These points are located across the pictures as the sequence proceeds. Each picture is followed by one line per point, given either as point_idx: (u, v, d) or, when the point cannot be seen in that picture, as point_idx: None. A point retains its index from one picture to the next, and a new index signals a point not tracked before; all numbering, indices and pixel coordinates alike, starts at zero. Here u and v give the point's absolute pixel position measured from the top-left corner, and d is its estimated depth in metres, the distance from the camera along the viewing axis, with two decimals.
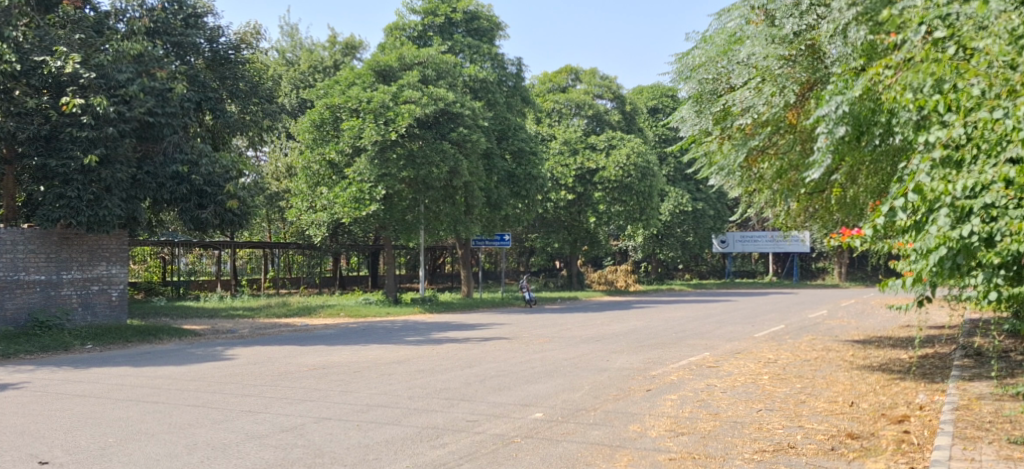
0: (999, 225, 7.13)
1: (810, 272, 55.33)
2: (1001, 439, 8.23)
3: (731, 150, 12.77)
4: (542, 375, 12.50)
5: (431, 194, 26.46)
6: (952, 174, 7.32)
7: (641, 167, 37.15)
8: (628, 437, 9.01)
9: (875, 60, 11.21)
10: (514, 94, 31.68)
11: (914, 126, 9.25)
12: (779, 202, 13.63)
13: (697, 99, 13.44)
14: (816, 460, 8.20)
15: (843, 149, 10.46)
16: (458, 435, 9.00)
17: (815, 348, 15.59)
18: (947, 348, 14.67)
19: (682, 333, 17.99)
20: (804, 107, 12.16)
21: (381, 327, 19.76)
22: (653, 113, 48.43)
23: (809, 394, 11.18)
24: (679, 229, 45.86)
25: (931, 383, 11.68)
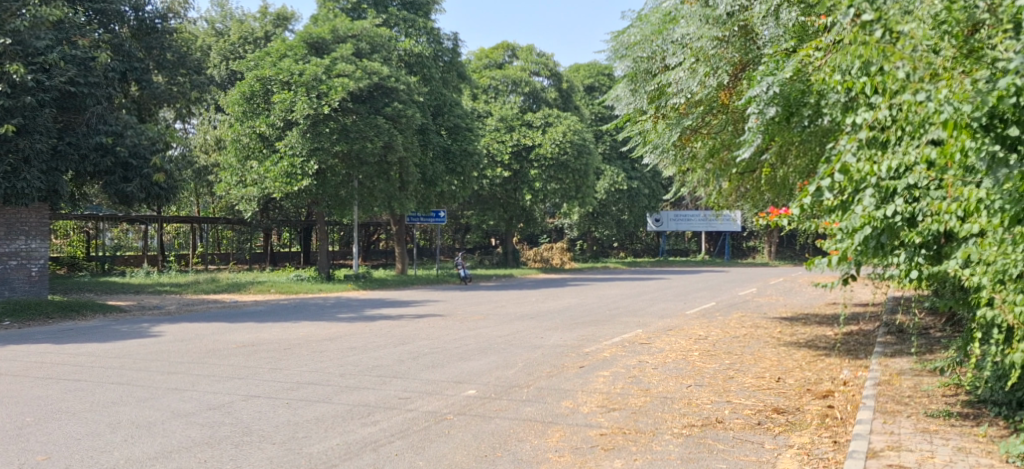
0: (921, 206, 7.38)
1: (740, 251, 56.28)
2: (919, 412, 8.46)
3: (665, 130, 12.99)
4: (475, 352, 12.49)
5: (366, 169, 26.14)
6: (878, 155, 7.43)
7: (578, 145, 37.28)
8: (560, 413, 9.04)
9: (807, 42, 11.31)
10: (450, 70, 31.42)
11: (842, 108, 9.41)
12: (712, 182, 13.79)
13: (632, 78, 13.56)
14: (743, 435, 8.32)
15: (773, 130, 10.66)
16: (390, 413, 8.95)
17: (744, 325, 15.83)
18: (871, 325, 15.04)
19: (615, 311, 18.11)
20: (736, 88, 12.19)
21: (313, 303, 19.59)
22: (589, 91, 48.63)
23: (736, 370, 11.35)
24: (614, 208, 46.30)
25: (855, 360, 11.95)
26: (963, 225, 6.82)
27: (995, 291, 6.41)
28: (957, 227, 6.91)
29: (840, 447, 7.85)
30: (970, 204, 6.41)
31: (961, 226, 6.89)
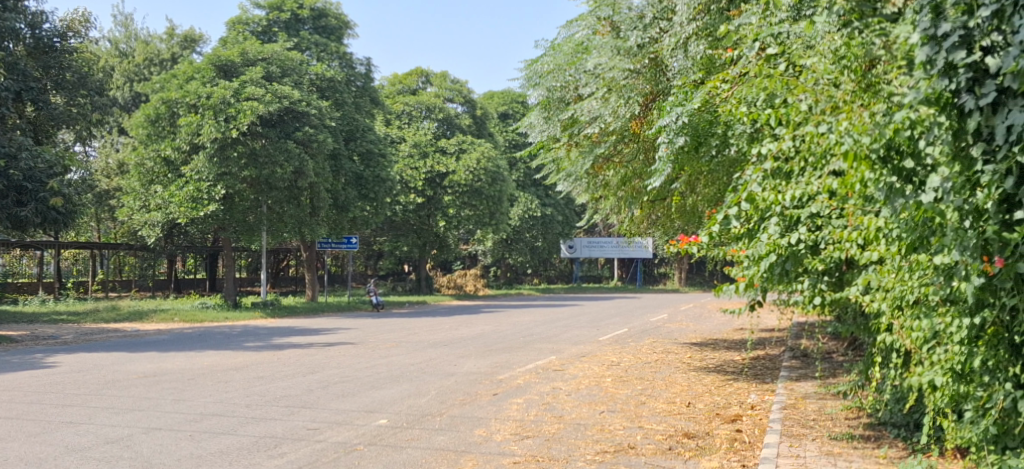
0: (823, 234, 7.56)
1: (653, 277, 57.14)
2: (823, 436, 8.60)
3: (578, 157, 13.33)
4: (387, 381, 12.32)
5: (275, 194, 25.65)
6: (782, 185, 7.53)
7: (491, 172, 37.65)
8: (473, 442, 8.94)
9: (714, 75, 11.44)
10: (363, 94, 31.40)
11: (748, 139, 9.60)
12: (624, 208, 14.09)
13: (546, 106, 13.74)
14: (655, 460, 8.34)
15: (683, 159, 10.89)
16: (297, 444, 8.73)
17: (656, 350, 15.99)
18: (776, 349, 15.39)
19: (529, 337, 18.09)
20: (648, 118, 12.28)
21: (219, 332, 19.11)
22: (503, 118, 49.05)
23: (648, 396, 11.41)
24: (528, 234, 46.54)
25: (761, 384, 12.16)
26: (864, 253, 6.99)
27: (894, 317, 6.52)
28: (858, 254, 7.09)
29: None
30: (870, 231, 6.49)
31: (860, 254, 7.05)
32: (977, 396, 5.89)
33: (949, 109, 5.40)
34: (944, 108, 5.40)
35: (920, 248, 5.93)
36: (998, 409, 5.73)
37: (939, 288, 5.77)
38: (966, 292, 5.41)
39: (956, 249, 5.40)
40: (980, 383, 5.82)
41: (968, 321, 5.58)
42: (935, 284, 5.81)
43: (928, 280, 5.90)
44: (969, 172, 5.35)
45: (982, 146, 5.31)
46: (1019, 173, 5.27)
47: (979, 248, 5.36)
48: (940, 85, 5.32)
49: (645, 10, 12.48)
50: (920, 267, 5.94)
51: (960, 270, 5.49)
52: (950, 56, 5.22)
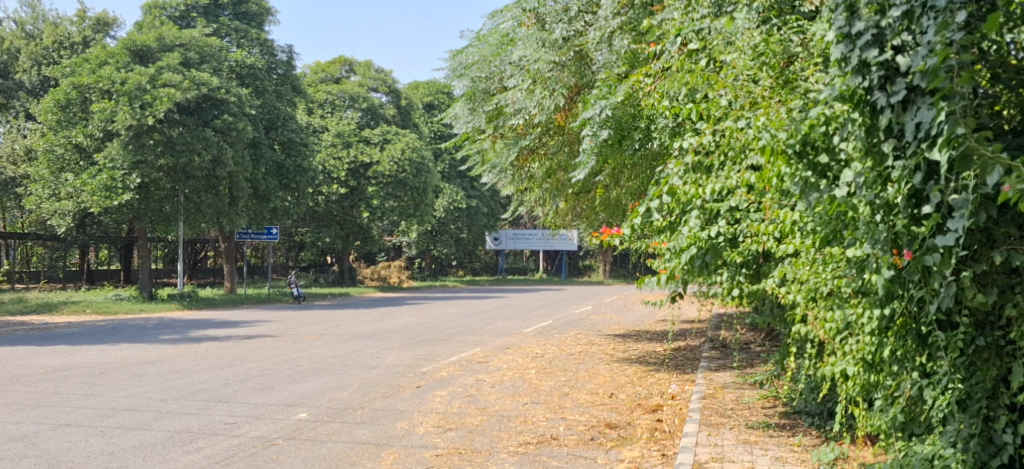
0: (741, 227, 7.62)
1: (578, 269, 57.50)
2: (740, 425, 8.70)
3: (503, 149, 13.18)
4: (307, 374, 12.13)
5: (193, 184, 25.11)
6: (703, 178, 7.56)
7: (416, 163, 37.46)
8: (395, 435, 8.83)
9: (637, 69, 11.32)
10: (284, 83, 30.87)
11: (670, 132, 9.70)
12: (548, 200, 14.19)
13: (471, 96, 13.65)
14: (577, 450, 8.34)
15: (607, 152, 10.94)
16: (214, 439, 8.53)
17: (579, 342, 16.06)
18: (696, 341, 15.59)
19: (453, 330, 18.00)
20: (572, 110, 12.50)
21: (133, 325, 18.61)
22: (428, 109, 48.85)
23: (571, 387, 11.43)
24: (453, 226, 46.47)
25: (682, 374, 12.29)
26: (780, 245, 7.09)
27: (808, 308, 6.62)
28: (774, 247, 7.19)
29: (668, 460, 7.98)
30: (787, 225, 6.58)
31: (776, 246, 7.15)
32: (887, 384, 5.92)
33: (863, 106, 5.42)
34: (857, 104, 5.44)
35: (833, 241, 6.01)
36: (904, 398, 5.73)
37: (852, 280, 5.82)
38: (877, 284, 5.41)
39: (867, 242, 5.41)
40: (888, 372, 5.82)
41: (877, 312, 5.53)
42: (848, 277, 5.87)
43: (841, 272, 5.95)
44: (881, 167, 5.38)
45: (892, 142, 5.31)
46: (928, 169, 5.29)
47: (890, 241, 5.32)
48: (854, 82, 5.37)
49: (570, 4, 12.57)
50: (833, 260, 6.01)
51: (872, 263, 5.47)
52: (863, 54, 5.26)
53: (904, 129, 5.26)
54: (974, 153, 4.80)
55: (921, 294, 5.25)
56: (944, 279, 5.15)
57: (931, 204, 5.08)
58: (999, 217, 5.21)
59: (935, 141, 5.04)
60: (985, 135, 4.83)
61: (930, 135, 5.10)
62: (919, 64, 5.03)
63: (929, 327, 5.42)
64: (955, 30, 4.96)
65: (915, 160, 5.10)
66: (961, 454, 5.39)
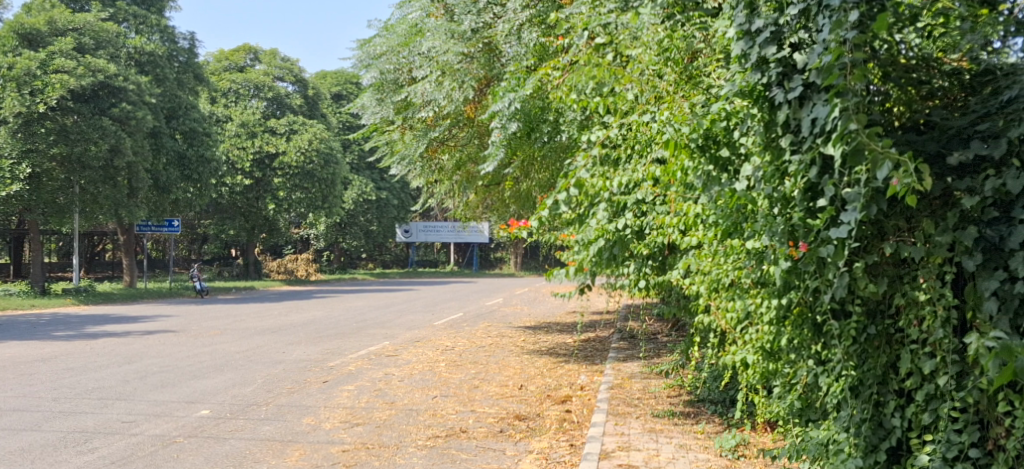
0: (648, 219, 7.64)
1: (489, 262, 57.63)
2: (647, 414, 8.75)
3: (413, 140, 13.05)
4: (210, 370, 11.79)
5: (89, 174, 24.22)
6: (610, 172, 7.58)
7: (323, 153, 36.89)
8: (301, 431, 8.63)
9: (546, 62, 11.43)
10: (186, 71, 30.02)
11: (579, 126, 9.71)
12: (458, 192, 14.16)
13: (379, 88, 13.40)
14: (485, 443, 8.27)
15: (515, 144, 11.05)
16: (110, 439, 8.20)
17: (490, 334, 16.04)
18: (606, 332, 15.73)
19: (362, 323, 17.78)
20: (482, 102, 12.49)
21: (24, 321, 17.87)
22: (336, 99, 48.25)
23: (481, 379, 11.37)
24: (362, 218, 46.07)
25: (591, 365, 12.36)
26: (684, 238, 7.14)
27: (711, 298, 6.69)
28: (678, 240, 7.24)
29: (576, 450, 7.97)
30: (689, 218, 6.64)
31: (680, 239, 7.21)
32: (785, 372, 6.02)
33: (761, 102, 5.44)
34: (757, 100, 5.44)
35: (734, 233, 6.04)
36: (802, 385, 5.74)
37: (751, 271, 5.87)
38: (774, 276, 5.40)
39: (766, 234, 5.42)
40: (786, 360, 5.88)
41: (773, 303, 5.51)
42: (747, 267, 5.93)
43: (741, 264, 6.00)
44: (779, 161, 5.38)
45: (790, 137, 5.29)
46: (824, 163, 5.26)
47: (786, 234, 5.32)
48: (753, 79, 5.37)
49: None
50: (734, 251, 6.04)
51: (770, 254, 5.49)
52: (762, 51, 5.26)
53: (801, 124, 5.23)
54: (865, 148, 4.59)
55: (816, 285, 5.25)
56: (838, 271, 5.05)
57: (825, 197, 5.05)
58: (888, 210, 5.04)
59: (830, 137, 4.98)
60: (877, 130, 4.63)
61: (825, 131, 5.05)
62: (816, 62, 4.93)
63: (823, 317, 5.35)
64: (849, 28, 4.78)
65: (810, 155, 5.06)
66: (853, 438, 5.30)
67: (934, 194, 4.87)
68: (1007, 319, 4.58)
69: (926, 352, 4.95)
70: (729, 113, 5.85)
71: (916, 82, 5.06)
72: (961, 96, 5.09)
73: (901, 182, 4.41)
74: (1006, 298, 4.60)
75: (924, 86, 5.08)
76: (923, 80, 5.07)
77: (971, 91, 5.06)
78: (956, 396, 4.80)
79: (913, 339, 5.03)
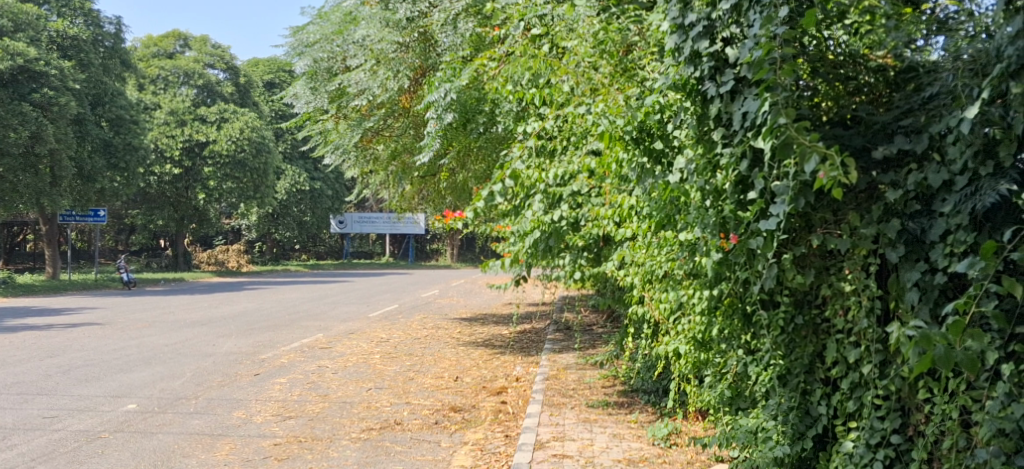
0: (583, 211, 7.60)
1: (425, 253, 57.44)
2: (581, 404, 8.74)
3: (347, 130, 12.79)
4: (137, 363, 11.49)
5: (8, 162, 23.33)
6: (546, 163, 7.53)
7: (256, 142, 36.29)
8: (231, 425, 8.44)
9: (482, 53, 11.38)
10: (112, 56, 29.14)
11: (515, 117, 9.65)
12: (393, 183, 13.97)
13: (312, 76, 13.15)
14: (420, 435, 8.17)
15: (451, 134, 10.91)
16: (31, 435, 7.92)
17: (425, 326, 15.92)
18: (542, 323, 15.73)
19: (295, 315, 17.52)
20: (416, 92, 12.36)
21: None
22: (269, 87, 47.56)
23: (416, 372, 11.26)
24: (296, 209, 45.49)
25: (527, 356, 12.32)
26: (619, 229, 7.12)
27: (645, 289, 6.70)
28: (613, 231, 7.23)
29: (511, 441, 7.92)
30: (624, 209, 6.61)
31: (615, 230, 7.19)
32: (716, 361, 6.05)
33: (694, 95, 5.44)
34: (689, 94, 5.45)
35: (668, 225, 6.04)
36: (732, 374, 5.76)
37: (684, 262, 5.86)
38: (706, 268, 5.40)
39: (698, 226, 5.41)
40: (717, 350, 5.91)
41: (704, 293, 5.51)
42: (680, 259, 5.92)
43: (675, 255, 6.01)
44: (711, 154, 5.37)
45: (722, 130, 5.28)
46: (755, 156, 5.25)
47: (718, 225, 5.31)
48: (686, 72, 5.37)
49: None
50: (667, 243, 6.04)
51: (702, 245, 5.49)
52: (695, 45, 5.22)
53: (733, 117, 5.20)
54: (794, 142, 4.58)
55: (746, 276, 5.24)
56: (767, 262, 5.07)
57: (755, 190, 5.02)
58: (816, 202, 5.02)
59: (761, 130, 4.96)
60: (806, 124, 4.62)
61: (755, 124, 5.04)
62: (747, 56, 4.90)
63: (753, 307, 5.36)
64: (779, 24, 4.79)
65: (741, 148, 5.05)
66: (781, 426, 5.31)
67: (860, 187, 4.82)
68: (927, 309, 4.52)
69: (851, 342, 4.91)
70: (662, 106, 5.84)
71: (842, 78, 5.09)
72: (887, 92, 5.03)
73: (827, 175, 4.36)
74: (927, 289, 4.54)
75: (851, 82, 5.08)
76: (850, 76, 5.08)
77: (896, 87, 4.97)
78: (878, 384, 4.73)
79: (839, 329, 5.01)
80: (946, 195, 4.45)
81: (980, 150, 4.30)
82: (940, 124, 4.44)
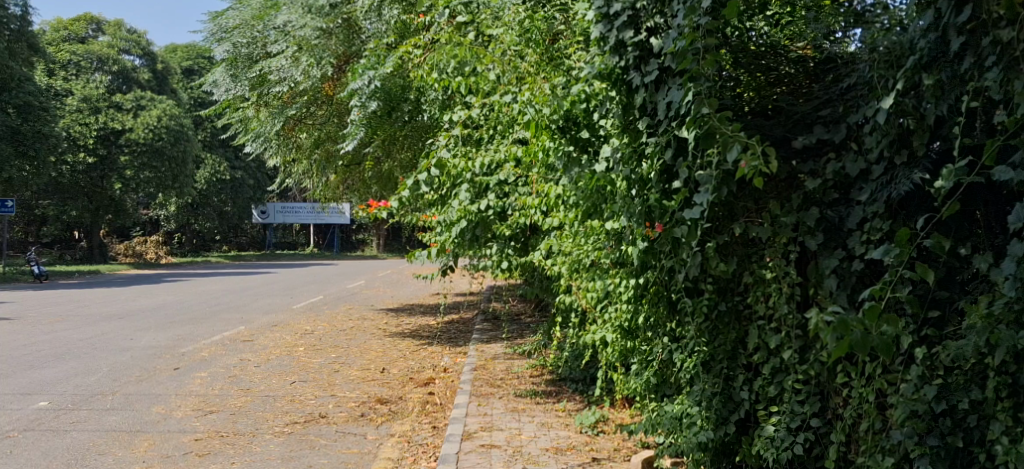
0: (510, 201, 7.58)
1: (351, 244, 56.99)
2: (509, 394, 8.77)
3: (268, 118, 12.69)
4: (50, 359, 11.15)
5: None
6: (473, 152, 7.51)
7: (174, 131, 35.68)
8: (149, 421, 8.25)
9: (407, 40, 11.23)
10: (18, 40, 27.98)
11: (441, 106, 9.59)
12: (316, 172, 13.83)
13: (232, 63, 12.85)
14: (345, 428, 8.09)
15: (376, 122, 10.79)
16: None
17: (350, 317, 15.80)
18: (469, 313, 15.75)
19: (217, 307, 17.21)
20: (340, 80, 12.22)
21: None
22: (188, 74, 46.62)
23: (341, 364, 11.16)
24: (216, 199, 44.72)
25: (454, 347, 12.30)
26: (546, 218, 7.14)
27: (572, 278, 6.77)
28: (540, 220, 7.24)
29: (438, 432, 7.90)
30: (551, 199, 6.64)
31: (543, 220, 7.21)
32: (642, 349, 6.11)
33: (620, 84, 5.46)
34: (615, 82, 5.46)
35: (595, 214, 6.08)
36: (658, 361, 5.82)
37: (611, 251, 5.93)
38: (632, 256, 5.46)
39: (624, 215, 5.47)
40: (643, 338, 5.98)
41: (631, 282, 5.57)
42: (607, 248, 5.98)
43: (601, 244, 6.08)
44: (636, 143, 5.41)
45: (647, 119, 5.31)
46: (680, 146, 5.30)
47: (643, 215, 5.36)
48: (611, 62, 5.38)
49: None
50: (594, 232, 6.08)
51: (628, 234, 5.55)
52: (620, 35, 5.23)
53: (657, 107, 5.24)
54: (716, 131, 4.63)
55: (671, 265, 5.30)
56: (691, 251, 5.13)
57: (679, 179, 5.08)
58: (738, 192, 5.09)
59: (685, 120, 5.01)
60: (728, 115, 4.68)
61: (679, 114, 5.08)
62: (671, 46, 4.92)
63: (678, 295, 5.42)
64: (702, 14, 4.79)
65: (665, 137, 5.08)
66: (705, 411, 5.38)
67: (780, 176, 4.90)
68: (845, 295, 4.61)
69: (773, 328, 5.00)
70: (588, 95, 5.87)
71: (764, 68, 5.19)
72: (807, 83, 5.14)
73: (749, 164, 4.42)
74: (844, 276, 4.63)
75: (773, 72, 5.18)
76: (771, 66, 5.17)
77: (816, 78, 5.10)
78: (799, 369, 4.82)
79: (761, 315, 5.09)
80: (863, 184, 4.54)
81: (896, 140, 4.38)
82: (856, 114, 4.51)
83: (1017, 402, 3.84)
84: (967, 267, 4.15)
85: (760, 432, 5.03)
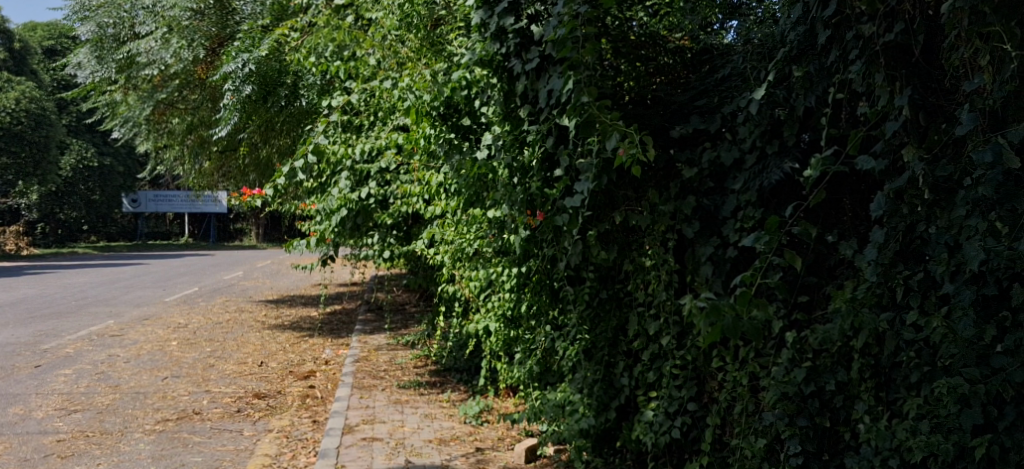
0: (391, 188, 7.52)
1: (228, 233, 55.67)
2: (392, 386, 8.72)
3: (137, 103, 12.38)
4: None
5: None
6: (353, 139, 7.41)
7: (35, 114, 34.07)
8: (6, 422, 7.88)
9: (284, 23, 11.05)
10: None
11: (318, 91, 9.44)
12: (189, 159, 13.44)
13: (97, 44, 12.35)
14: (220, 424, 7.91)
15: (248, 108, 10.40)
16: None
17: (227, 309, 15.44)
18: (351, 304, 15.61)
19: (83, 301, 16.57)
20: (214, 63, 11.83)
21: None
22: (50, 54, 44.57)
23: (217, 358, 10.88)
24: (83, 187, 43.04)
25: (336, 339, 12.16)
26: (427, 205, 7.13)
27: (455, 268, 6.79)
28: (423, 208, 7.24)
29: (318, 426, 7.81)
30: (432, 187, 6.65)
31: (424, 208, 7.20)
32: (524, 338, 6.17)
33: (500, 71, 5.44)
34: (495, 70, 5.44)
35: (476, 203, 6.10)
36: (541, 350, 5.89)
37: (493, 240, 5.98)
38: (514, 244, 5.52)
39: (505, 203, 5.49)
40: (527, 327, 6.04)
41: (515, 271, 5.63)
42: (489, 237, 6.03)
43: (483, 233, 6.12)
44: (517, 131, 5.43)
45: (528, 107, 5.32)
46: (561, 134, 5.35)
47: (525, 203, 5.41)
48: (492, 48, 5.34)
49: None
50: (475, 221, 6.11)
51: (510, 222, 5.59)
52: (501, 21, 5.20)
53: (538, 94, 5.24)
54: (596, 120, 4.67)
55: (552, 253, 5.37)
56: (572, 240, 5.21)
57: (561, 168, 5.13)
58: (619, 181, 5.22)
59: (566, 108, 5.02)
60: (608, 104, 4.72)
61: (560, 103, 5.10)
62: (551, 34, 4.90)
63: (560, 283, 5.50)
64: (581, 3, 4.81)
65: (547, 125, 5.11)
66: (586, 398, 5.47)
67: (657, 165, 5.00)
68: (720, 282, 4.73)
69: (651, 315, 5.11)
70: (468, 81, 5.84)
71: (643, 59, 5.28)
72: (684, 73, 5.30)
73: (626, 153, 4.51)
74: (720, 263, 4.76)
75: (652, 62, 5.29)
76: (650, 57, 5.29)
77: (693, 69, 5.27)
78: (676, 355, 4.93)
79: (640, 302, 5.20)
80: (736, 174, 4.66)
81: (768, 131, 4.50)
82: (730, 105, 4.63)
83: (880, 382, 4.02)
84: (833, 253, 4.32)
85: (641, 416, 5.14)
